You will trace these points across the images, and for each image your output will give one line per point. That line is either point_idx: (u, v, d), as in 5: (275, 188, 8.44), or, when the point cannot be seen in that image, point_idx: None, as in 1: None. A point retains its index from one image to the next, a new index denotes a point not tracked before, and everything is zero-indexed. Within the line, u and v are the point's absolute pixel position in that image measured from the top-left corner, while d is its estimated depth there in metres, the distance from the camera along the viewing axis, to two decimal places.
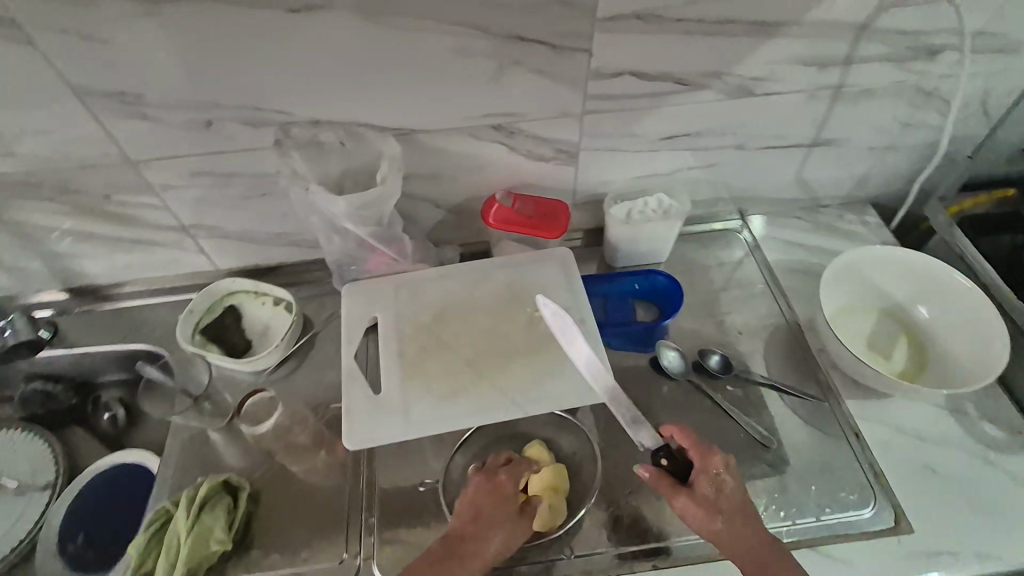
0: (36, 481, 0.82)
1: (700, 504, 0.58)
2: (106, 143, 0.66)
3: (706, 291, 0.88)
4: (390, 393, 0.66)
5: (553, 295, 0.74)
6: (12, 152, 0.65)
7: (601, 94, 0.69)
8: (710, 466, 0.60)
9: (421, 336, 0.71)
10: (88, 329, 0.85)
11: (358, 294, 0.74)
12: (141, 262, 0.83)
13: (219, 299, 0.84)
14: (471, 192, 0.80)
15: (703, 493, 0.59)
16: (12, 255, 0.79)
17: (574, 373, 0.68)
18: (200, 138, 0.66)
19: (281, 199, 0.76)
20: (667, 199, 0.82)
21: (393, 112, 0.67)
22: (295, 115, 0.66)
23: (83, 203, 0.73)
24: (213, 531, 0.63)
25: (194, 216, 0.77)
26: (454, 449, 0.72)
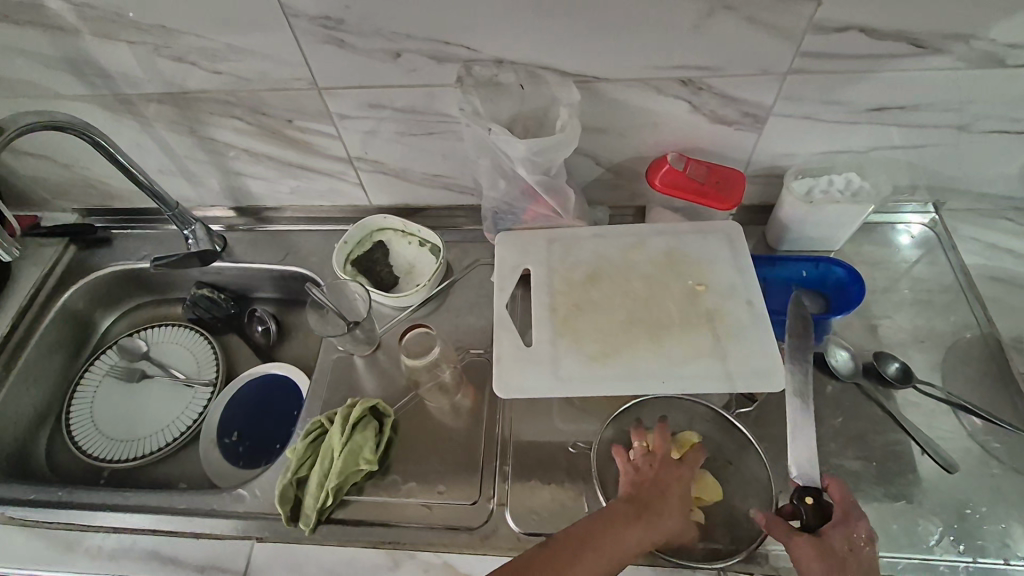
0: (200, 376, 0.90)
1: (820, 550, 0.53)
2: (299, 67, 0.67)
3: (881, 289, 0.78)
4: (541, 347, 0.65)
5: (718, 270, 0.69)
6: (216, 69, 0.69)
7: (815, 51, 0.61)
8: (852, 524, 0.55)
9: (574, 295, 0.69)
10: (252, 246, 0.92)
11: (512, 243, 0.73)
12: (304, 188, 0.87)
13: (370, 233, 0.86)
14: (638, 150, 0.75)
15: (830, 543, 0.53)
16: (199, 169, 0.85)
17: (740, 357, 0.62)
18: (385, 69, 0.67)
19: (445, 139, 0.76)
20: (859, 178, 0.72)
21: (581, 55, 0.63)
22: (480, 52, 0.64)
23: (267, 125, 0.76)
24: (363, 451, 0.66)
25: (361, 148, 0.78)
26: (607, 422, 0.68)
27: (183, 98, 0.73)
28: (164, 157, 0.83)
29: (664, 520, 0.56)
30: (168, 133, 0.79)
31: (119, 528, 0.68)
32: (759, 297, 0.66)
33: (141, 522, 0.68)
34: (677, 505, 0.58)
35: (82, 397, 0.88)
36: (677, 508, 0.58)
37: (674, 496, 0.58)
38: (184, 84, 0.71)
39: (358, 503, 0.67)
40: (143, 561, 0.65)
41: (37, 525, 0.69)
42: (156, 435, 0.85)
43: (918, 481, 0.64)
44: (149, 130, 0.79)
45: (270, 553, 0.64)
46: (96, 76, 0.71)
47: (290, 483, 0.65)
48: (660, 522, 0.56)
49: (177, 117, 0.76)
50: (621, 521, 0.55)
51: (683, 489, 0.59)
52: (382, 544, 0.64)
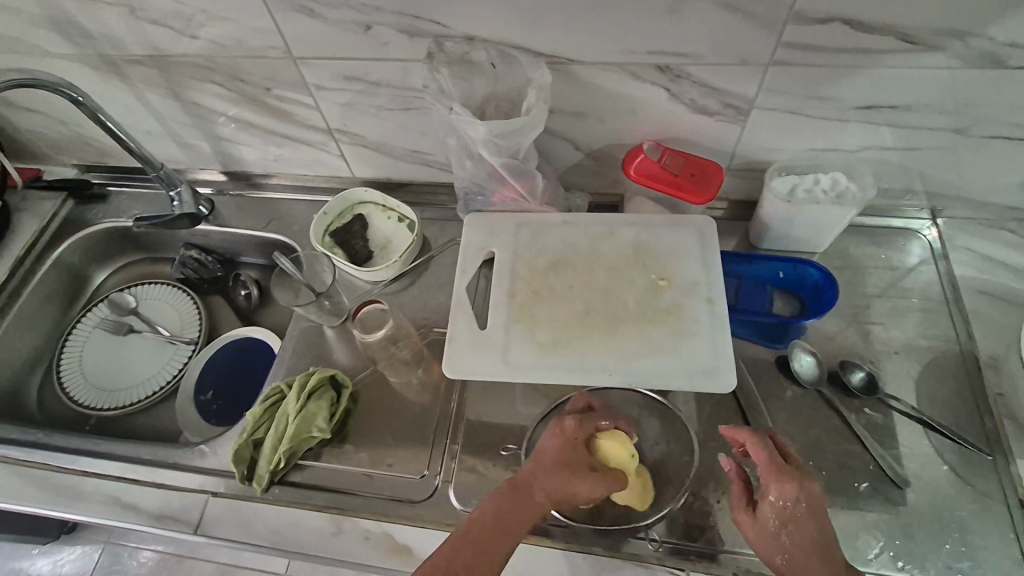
0: (184, 335, 0.93)
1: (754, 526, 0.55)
2: (274, 35, 0.67)
3: (861, 294, 0.76)
4: (495, 331, 0.65)
5: (683, 264, 0.67)
6: (195, 35, 0.69)
7: (798, 42, 0.58)
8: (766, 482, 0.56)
9: (536, 281, 0.68)
10: (238, 211, 0.93)
11: (480, 225, 0.73)
12: (289, 157, 0.88)
13: (350, 206, 0.87)
14: (616, 137, 0.73)
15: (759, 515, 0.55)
16: (186, 132, 0.87)
17: (694, 356, 0.61)
18: (357, 41, 0.66)
19: (422, 115, 0.75)
20: (846, 179, 0.69)
21: (553, 35, 0.61)
22: (451, 28, 0.63)
23: (248, 92, 0.77)
24: (316, 419, 0.67)
25: (340, 121, 0.78)
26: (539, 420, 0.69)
27: (165, 62, 0.74)
28: (153, 119, 0.85)
29: (545, 487, 0.56)
30: (154, 95, 0.80)
31: (89, 472, 0.72)
32: (720, 294, 0.64)
33: (110, 469, 0.72)
34: (557, 464, 0.57)
35: (73, 347, 0.92)
36: (556, 471, 0.57)
37: (547, 465, 0.57)
38: (165, 48, 0.72)
39: (311, 468, 0.69)
40: (108, 505, 0.69)
41: (16, 462, 0.74)
42: (138, 388, 0.88)
43: (866, 495, 0.62)
44: (136, 91, 0.80)
45: (224, 508, 0.67)
46: (81, 36, 0.72)
47: (247, 444, 0.67)
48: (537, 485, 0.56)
49: (161, 80, 0.77)
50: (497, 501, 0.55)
51: (558, 449, 0.59)
52: (329, 509, 0.66)
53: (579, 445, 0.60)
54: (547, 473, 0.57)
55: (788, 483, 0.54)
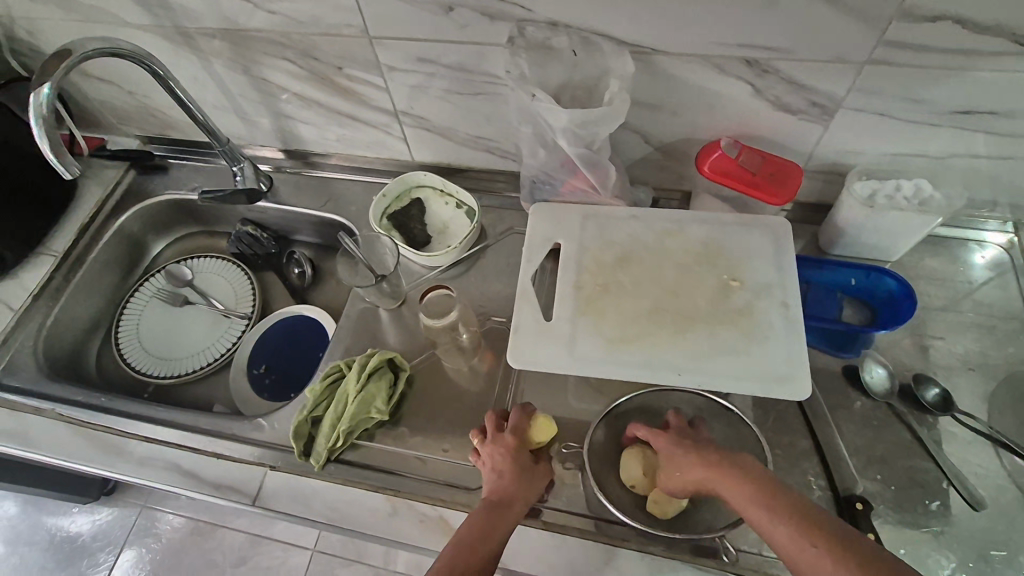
0: (237, 309, 0.94)
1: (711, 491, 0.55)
2: (352, 14, 0.67)
3: (935, 306, 0.73)
4: (560, 322, 0.64)
5: (754, 265, 0.66)
6: (272, 10, 0.69)
7: (900, 41, 0.56)
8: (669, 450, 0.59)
9: (603, 275, 0.67)
10: (296, 189, 0.94)
11: (546, 215, 0.72)
12: (349, 137, 0.88)
13: (408, 189, 0.86)
14: (689, 132, 0.71)
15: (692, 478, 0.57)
16: (251, 108, 0.87)
17: (765, 360, 0.60)
18: (436, 22, 0.65)
19: (491, 100, 0.74)
20: (930, 187, 0.66)
21: (640, 24, 0.60)
22: (534, 12, 0.61)
23: (318, 70, 0.76)
24: (375, 400, 0.68)
25: (407, 103, 0.78)
26: (599, 419, 0.66)
27: (238, 36, 0.74)
28: (220, 94, 0.85)
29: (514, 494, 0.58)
30: (223, 69, 0.81)
31: (149, 439, 0.73)
32: (794, 298, 0.62)
33: (170, 437, 0.73)
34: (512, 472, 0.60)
35: (130, 314, 0.94)
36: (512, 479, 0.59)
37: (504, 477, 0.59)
38: (242, 23, 0.72)
39: (367, 449, 0.69)
40: (168, 472, 0.71)
41: (80, 424, 0.75)
42: (192, 358, 0.90)
43: (939, 514, 0.60)
44: (206, 65, 0.81)
45: (282, 482, 0.68)
46: (160, 7, 0.72)
47: (306, 420, 0.68)
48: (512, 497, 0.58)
49: (232, 54, 0.78)
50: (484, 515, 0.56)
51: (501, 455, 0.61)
52: (384, 490, 0.67)
53: (514, 446, 0.62)
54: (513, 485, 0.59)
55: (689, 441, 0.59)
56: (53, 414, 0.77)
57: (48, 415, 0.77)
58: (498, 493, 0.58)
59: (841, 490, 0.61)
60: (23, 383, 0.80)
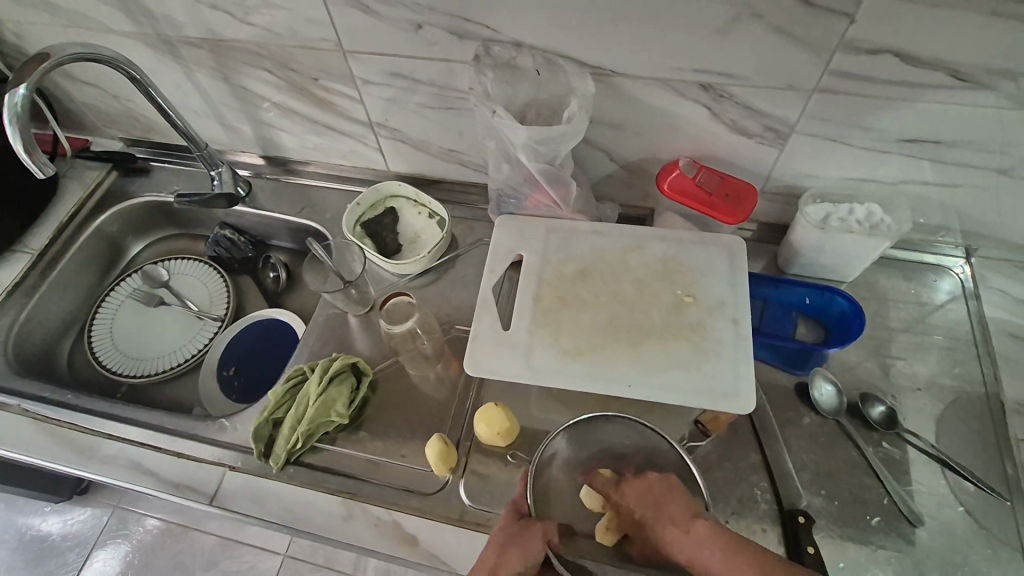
0: (211, 311, 0.96)
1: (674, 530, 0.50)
2: (327, 28, 0.69)
3: (887, 327, 0.75)
4: (518, 331, 0.65)
5: (710, 282, 0.67)
6: (251, 22, 0.71)
7: (845, 71, 0.58)
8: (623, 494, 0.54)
9: (561, 287, 0.68)
10: (275, 195, 0.96)
11: (510, 227, 0.74)
12: (327, 147, 0.90)
13: (382, 198, 0.89)
14: (651, 151, 0.73)
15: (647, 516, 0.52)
16: (232, 115, 0.89)
17: (712, 373, 0.61)
18: (408, 39, 0.67)
19: (462, 115, 0.76)
20: (881, 212, 0.69)
21: (601, 47, 0.62)
22: (500, 33, 0.64)
23: (296, 81, 0.78)
24: (336, 404, 0.69)
25: (381, 114, 0.80)
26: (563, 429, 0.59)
27: (218, 46, 0.76)
28: (201, 101, 0.87)
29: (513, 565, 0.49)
30: (204, 77, 0.83)
31: (112, 436, 0.74)
32: (745, 316, 0.64)
33: (133, 435, 0.74)
34: (520, 544, 0.50)
35: (105, 314, 0.95)
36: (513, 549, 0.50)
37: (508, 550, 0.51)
38: (221, 33, 0.74)
39: (326, 452, 0.70)
40: (130, 471, 0.71)
41: (45, 420, 0.76)
42: (163, 359, 0.91)
43: (881, 531, 0.62)
44: (187, 72, 0.82)
45: (240, 482, 0.69)
46: (143, 15, 0.75)
47: (266, 422, 0.69)
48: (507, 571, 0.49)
49: (213, 63, 0.79)
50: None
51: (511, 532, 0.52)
52: (340, 493, 0.67)
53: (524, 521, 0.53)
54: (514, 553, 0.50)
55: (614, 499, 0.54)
56: (19, 409, 0.77)
57: (14, 410, 0.77)
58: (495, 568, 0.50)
59: (786, 505, 0.62)
60: None
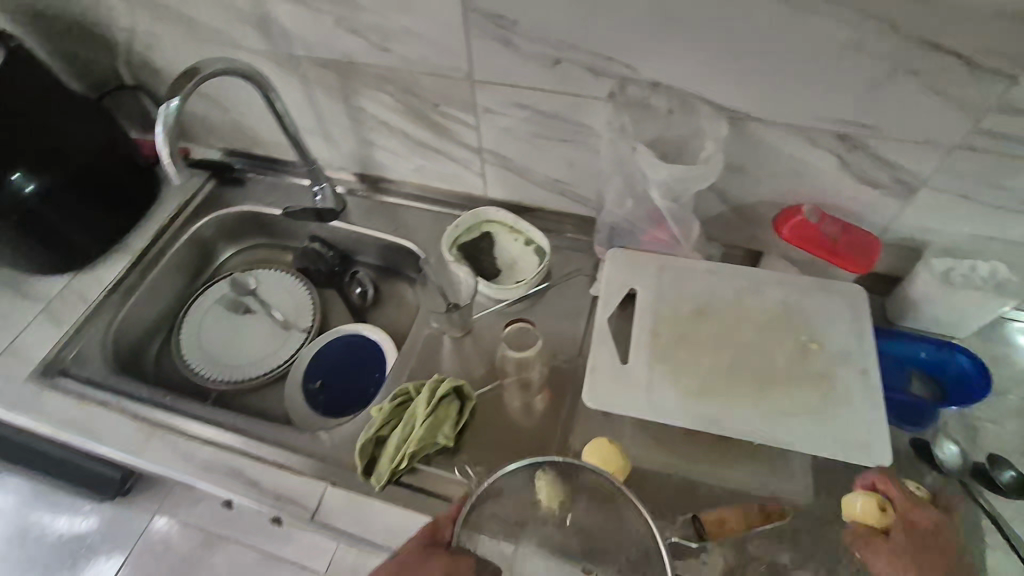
0: (297, 322, 0.97)
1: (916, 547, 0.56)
2: (462, 58, 0.71)
3: (1002, 390, 0.73)
4: (638, 366, 0.65)
5: (832, 330, 0.66)
6: (386, 47, 0.74)
7: (994, 131, 0.58)
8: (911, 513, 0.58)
9: (679, 325, 0.68)
10: (368, 213, 0.97)
11: (621, 261, 0.73)
12: (428, 169, 0.92)
13: (479, 223, 0.90)
14: (768, 195, 0.73)
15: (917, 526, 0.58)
16: (340, 133, 0.91)
17: (843, 424, 0.60)
18: (542, 73, 0.69)
19: (578, 148, 0.77)
20: (1006, 270, 0.68)
21: (740, 92, 0.63)
22: (639, 73, 0.65)
23: (415, 105, 0.80)
24: (443, 425, 0.69)
25: (494, 142, 0.81)
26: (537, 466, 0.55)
27: (347, 68, 0.79)
28: (312, 118, 0.89)
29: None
30: (322, 96, 0.85)
31: (210, 441, 0.74)
32: (874, 367, 0.63)
33: (233, 442, 0.73)
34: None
35: (194, 317, 0.96)
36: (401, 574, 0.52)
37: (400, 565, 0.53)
38: (353, 56, 0.77)
39: (426, 474, 0.69)
40: (229, 478, 0.71)
41: (145, 419, 0.76)
42: (250, 366, 0.92)
43: None
44: (307, 90, 0.85)
45: (341, 500, 0.68)
46: (280, 35, 0.77)
47: (371, 440, 0.69)
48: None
49: (336, 83, 0.82)
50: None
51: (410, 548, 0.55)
52: None
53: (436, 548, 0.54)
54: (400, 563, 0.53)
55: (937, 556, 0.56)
56: (118, 408, 0.77)
57: (114, 407, 0.77)
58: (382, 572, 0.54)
59: None
60: (91, 373, 0.82)
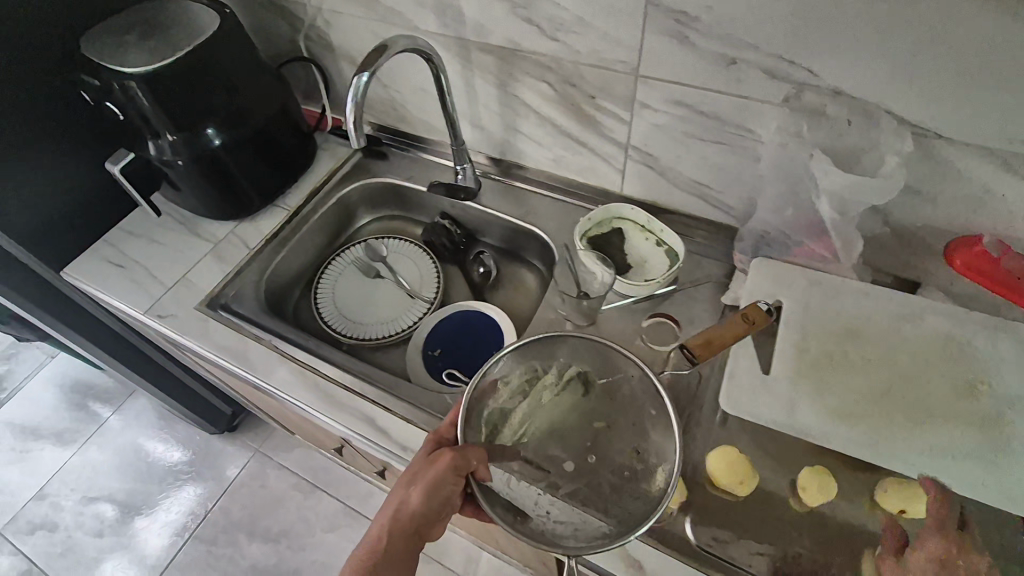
0: (421, 292, 1.02)
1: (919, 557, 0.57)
2: (631, 52, 0.72)
3: None
4: (780, 379, 0.63)
5: (1006, 373, 0.61)
6: (555, 37, 0.76)
7: None
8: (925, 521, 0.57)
9: (827, 342, 0.65)
10: (500, 197, 1.01)
11: (766, 272, 0.72)
12: (567, 160, 0.93)
13: (611, 218, 0.91)
14: (940, 223, 0.69)
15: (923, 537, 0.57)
16: (487, 118, 0.95)
17: (1013, 474, 0.55)
18: (712, 72, 0.69)
19: (731, 152, 0.76)
20: None
21: (933, 107, 0.60)
22: (821, 79, 0.63)
23: (570, 96, 0.82)
24: (568, 408, 0.68)
25: (642, 138, 0.82)
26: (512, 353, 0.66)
27: (511, 55, 0.82)
28: (465, 100, 0.94)
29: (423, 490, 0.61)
30: (479, 80, 0.89)
31: (348, 388, 0.80)
32: None
33: (368, 392, 0.79)
34: (446, 482, 0.60)
35: (330, 274, 1.04)
36: (431, 478, 0.60)
37: (424, 475, 0.61)
38: (520, 43, 0.80)
39: None
40: (363, 423, 0.77)
41: (293, 360, 0.84)
42: (377, 326, 0.98)
43: None
44: (466, 73, 0.89)
45: None
46: (455, 19, 0.82)
47: None
48: (422, 487, 0.61)
49: (496, 69, 0.86)
50: (404, 489, 0.62)
51: (424, 464, 0.62)
52: None
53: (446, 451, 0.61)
54: (425, 472, 0.61)
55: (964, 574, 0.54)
56: (270, 345, 0.85)
57: (267, 344, 0.85)
58: (408, 483, 0.62)
59: None
60: (245, 310, 0.91)
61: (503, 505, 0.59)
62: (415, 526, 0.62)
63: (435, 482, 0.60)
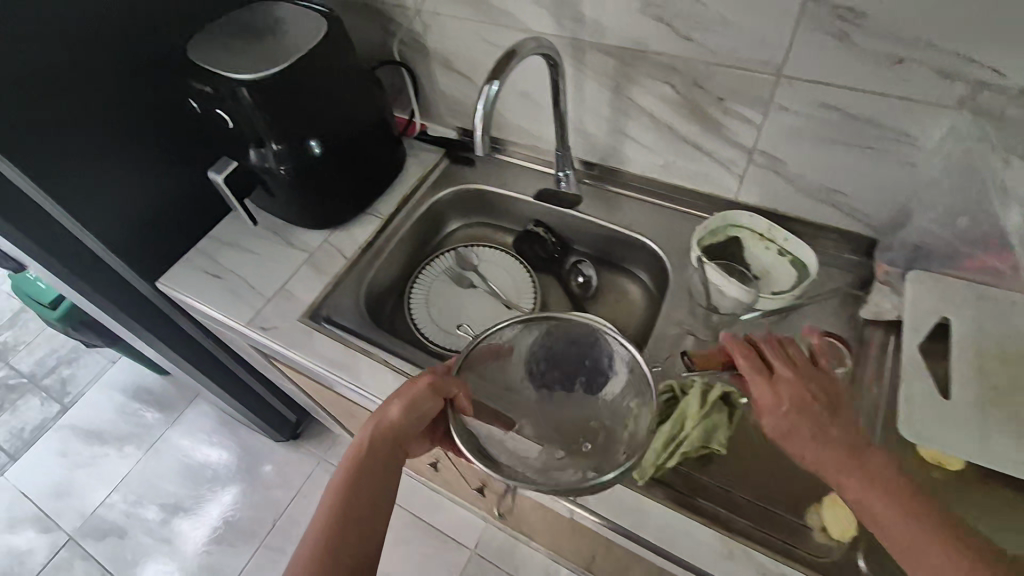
0: (519, 302, 0.97)
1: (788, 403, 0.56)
2: (777, 52, 0.68)
3: None
4: (963, 402, 0.60)
5: None
6: (689, 37, 0.72)
7: None
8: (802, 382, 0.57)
9: (1010, 362, 0.62)
10: (601, 204, 0.97)
11: (928, 285, 0.69)
12: (677, 166, 0.89)
13: (727, 225, 0.85)
14: None
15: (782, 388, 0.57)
16: (592, 122, 0.91)
17: None
18: (872, 71, 0.64)
19: (878, 157, 0.71)
20: None
21: None
22: (1006, 78, 0.59)
23: (695, 98, 0.78)
24: (715, 432, 0.66)
25: (772, 143, 0.77)
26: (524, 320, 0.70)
27: (633, 55, 0.78)
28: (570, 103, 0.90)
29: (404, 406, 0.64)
30: (590, 82, 0.85)
31: None
32: None
33: None
34: (428, 400, 0.64)
35: (422, 283, 1.01)
36: (411, 393, 0.64)
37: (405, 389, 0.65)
38: (646, 43, 0.76)
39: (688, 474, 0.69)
40: None
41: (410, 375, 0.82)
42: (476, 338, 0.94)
43: None
44: (577, 75, 0.86)
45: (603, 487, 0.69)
46: (573, 19, 0.79)
47: None
48: (409, 405, 0.64)
49: (613, 71, 0.82)
50: (384, 407, 0.66)
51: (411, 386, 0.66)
52: (714, 525, 0.65)
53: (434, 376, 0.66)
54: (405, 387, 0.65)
55: (858, 442, 0.53)
56: (381, 360, 0.83)
57: (378, 358, 0.83)
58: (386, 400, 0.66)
59: None
60: (350, 323, 0.89)
61: (473, 446, 0.62)
62: (393, 438, 0.65)
63: (418, 395, 0.64)
